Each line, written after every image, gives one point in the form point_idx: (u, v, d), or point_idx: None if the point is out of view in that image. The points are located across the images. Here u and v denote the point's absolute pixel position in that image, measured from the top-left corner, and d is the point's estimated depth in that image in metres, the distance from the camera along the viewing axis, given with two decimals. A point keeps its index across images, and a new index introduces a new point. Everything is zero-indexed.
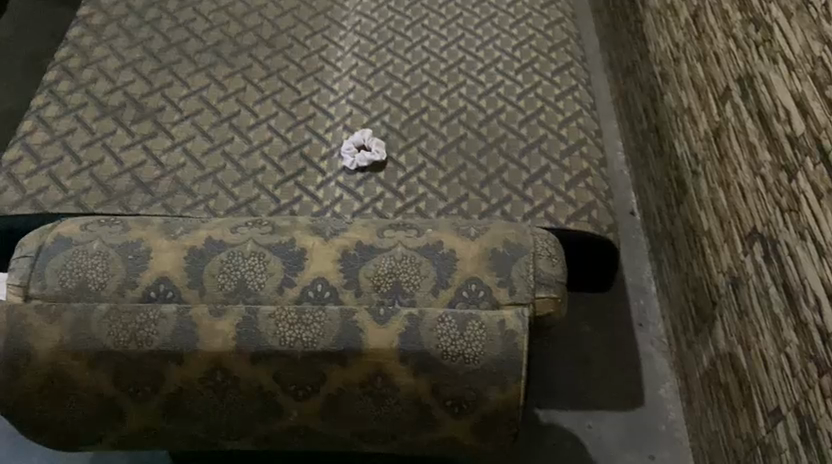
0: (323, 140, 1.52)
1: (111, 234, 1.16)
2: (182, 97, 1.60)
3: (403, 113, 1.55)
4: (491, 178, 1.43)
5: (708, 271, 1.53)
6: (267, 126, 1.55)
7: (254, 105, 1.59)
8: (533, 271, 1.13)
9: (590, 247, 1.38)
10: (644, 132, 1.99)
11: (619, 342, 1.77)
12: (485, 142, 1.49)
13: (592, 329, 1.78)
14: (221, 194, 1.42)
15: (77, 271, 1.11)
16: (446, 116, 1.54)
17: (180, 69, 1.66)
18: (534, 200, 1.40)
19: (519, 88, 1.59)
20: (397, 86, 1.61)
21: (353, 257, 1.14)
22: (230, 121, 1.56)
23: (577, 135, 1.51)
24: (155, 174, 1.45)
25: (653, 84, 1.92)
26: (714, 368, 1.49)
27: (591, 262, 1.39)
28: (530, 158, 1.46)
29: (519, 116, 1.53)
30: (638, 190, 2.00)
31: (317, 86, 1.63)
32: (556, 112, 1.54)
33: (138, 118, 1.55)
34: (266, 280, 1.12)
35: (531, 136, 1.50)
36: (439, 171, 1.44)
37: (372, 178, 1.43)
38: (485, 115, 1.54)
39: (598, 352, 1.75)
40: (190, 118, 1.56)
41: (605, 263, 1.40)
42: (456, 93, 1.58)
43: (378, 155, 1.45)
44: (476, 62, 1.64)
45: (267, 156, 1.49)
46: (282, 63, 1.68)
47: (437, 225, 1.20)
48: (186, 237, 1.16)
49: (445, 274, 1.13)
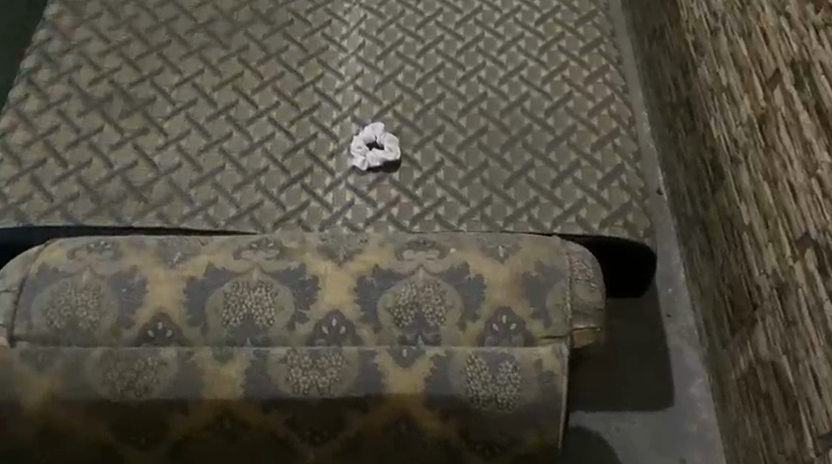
0: (331, 134, 1.38)
1: (101, 263, 1.05)
2: (174, 86, 1.46)
3: (417, 102, 1.41)
4: (517, 176, 1.31)
5: (748, 269, 1.43)
6: (268, 119, 1.41)
7: (254, 94, 1.45)
8: (571, 299, 1.02)
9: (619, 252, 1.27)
10: (673, 105, 1.85)
11: (650, 335, 1.67)
12: (509, 135, 1.36)
13: (621, 321, 1.69)
14: (221, 198, 1.30)
15: (67, 308, 1.01)
16: (465, 105, 1.40)
17: (171, 52, 1.51)
18: (564, 202, 1.28)
19: (545, 71, 1.44)
20: (410, 70, 1.46)
21: (370, 285, 1.04)
22: (229, 112, 1.42)
23: (609, 123, 1.37)
24: (150, 176, 1.33)
25: (684, 56, 1.77)
26: (753, 375, 1.41)
27: (616, 266, 1.29)
28: (558, 153, 1.33)
29: (545, 103, 1.40)
30: (666, 167, 1.88)
31: (322, 70, 1.48)
32: (587, 98, 1.40)
33: (127, 110, 1.42)
34: (274, 315, 1.01)
35: (559, 127, 1.36)
36: (459, 170, 1.31)
37: (386, 180, 1.31)
38: (509, 102, 1.40)
39: (627, 346, 1.66)
40: (184, 110, 1.43)
41: (633, 273, 1.30)
42: (475, 77, 1.44)
43: (391, 154, 1.32)
44: (496, 40, 1.49)
45: (270, 153, 1.36)
46: (282, 43, 1.53)
47: (460, 244, 1.09)
48: (183, 266, 1.05)
49: (473, 304, 1.02)
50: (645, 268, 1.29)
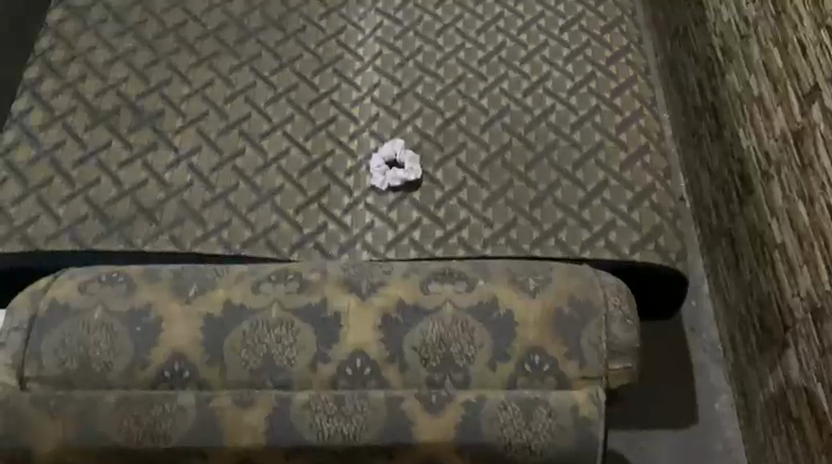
0: (348, 150, 1.33)
1: (113, 298, 1.01)
2: (183, 97, 1.40)
3: (438, 116, 1.35)
4: (543, 197, 1.25)
5: (779, 289, 1.38)
6: (282, 134, 1.36)
7: (267, 106, 1.39)
8: (606, 338, 0.98)
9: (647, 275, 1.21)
10: (696, 110, 1.79)
11: (673, 350, 1.63)
12: (534, 151, 1.30)
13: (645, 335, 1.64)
14: (235, 220, 1.25)
15: (78, 348, 0.96)
16: (488, 119, 1.34)
17: (180, 61, 1.45)
18: (593, 225, 1.23)
19: (571, 82, 1.38)
20: (429, 81, 1.40)
21: (395, 322, 0.99)
22: (241, 126, 1.37)
23: (638, 139, 1.32)
24: (160, 196, 1.28)
25: (710, 60, 1.70)
26: (783, 398, 1.37)
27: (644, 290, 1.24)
28: (586, 171, 1.28)
29: (571, 118, 1.34)
30: (687, 173, 1.82)
31: (338, 81, 1.42)
32: (615, 112, 1.35)
33: (135, 125, 1.36)
34: (296, 355, 0.97)
35: (586, 143, 1.31)
36: (482, 189, 1.26)
37: (407, 200, 1.25)
38: (533, 116, 1.34)
39: (651, 361, 1.62)
40: (194, 124, 1.37)
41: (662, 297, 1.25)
42: (497, 89, 1.38)
43: (412, 173, 1.26)
44: (519, 48, 1.43)
45: (285, 171, 1.31)
46: (295, 51, 1.47)
47: (488, 276, 1.05)
48: (199, 302, 1.00)
49: (503, 343, 0.98)
50: (675, 292, 1.24)
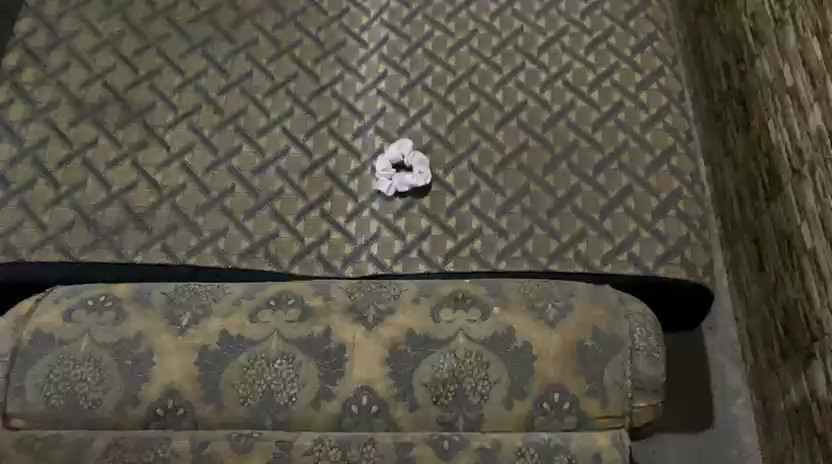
0: (352, 150, 1.24)
1: (102, 328, 0.93)
2: (175, 89, 1.31)
3: (449, 112, 1.26)
4: (561, 204, 1.17)
5: (808, 297, 1.31)
6: (281, 131, 1.26)
7: (265, 99, 1.30)
8: (630, 375, 0.92)
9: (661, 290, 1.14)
10: (720, 94, 1.68)
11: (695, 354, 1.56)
12: (552, 153, 1.21)
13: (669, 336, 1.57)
14: (232, 228, 1.17)
15: (65, 383, 0.90)
16: (502, 116, 1.25)
17: (171, 48, 1.35)
18: (614, 236, 1.15)
19: (592, 75, 1.28)
20: (440, 71, 1.30)
21: (404, 355, 0.92)
22: (238, 121, 1.27)
23: (664, 139, 1.22)
24: (151, 200, 1.20)
25: (737, 42, 1.60)
26: (807, 410, 1.31)
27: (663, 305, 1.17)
28: (608, 176, 1.19)
29: (592, 115, 1.24)
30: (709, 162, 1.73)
31: (341, 70, 1.32)
32: (639, 108, 1.25)
33: (124, 120, 1.27)
34: (297, 391, 0.90)
35: (608, 144, 1.22)
36: (496, 195, 1.18)
37: (416, 207, 1.17)
38: (551, 113, 1.25)
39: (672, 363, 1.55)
40: (187, 118, 1.28)
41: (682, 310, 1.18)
42: (513, 82, 1.28)
43: (421, 179, 1.17)
44: (537, 35, 1.32)
45: (285, 173, 1.22)
46: (294, 36, 1.36)
47: (504, 302, 0.97)
48: (194, 332, 0.93)
49: (521, 380, 0.91)
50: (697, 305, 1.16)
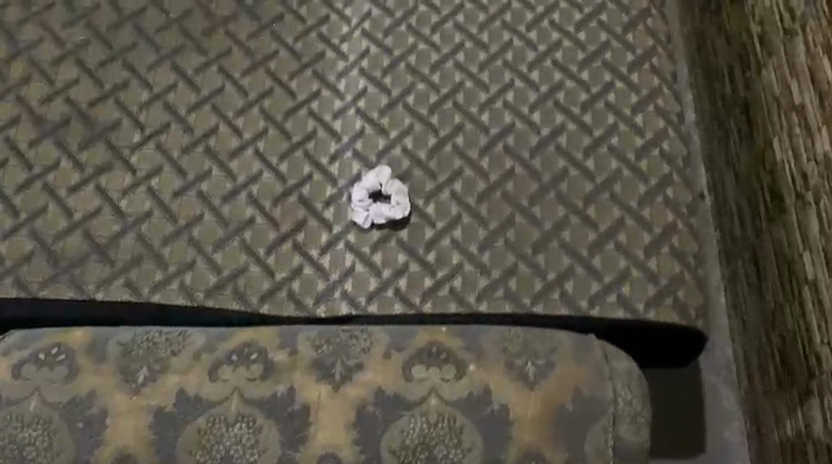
0: (328, 175, 1.17)
1: (52, 385, 0.89)
2: (142, 105, 1.23)
3: (431, 135, 1.18)
4: (548, 238, 1.10)
5: (808, 331, 1.24)
6: (254, 152, 1.19)
7: (238, 117, 1.22)
8: (613, 443, 0.87)
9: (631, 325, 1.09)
10: (723, 99, 1.58)
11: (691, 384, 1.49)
12: (540, 181, 1.14)
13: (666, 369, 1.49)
14: (199, 261, 1.11)
15: (13, 446, 0.86)
16: (488, 139, 1.17)
17: (139, 58, 1.27)
18: (603, 274, 1.08)
19: (585, 94, 1.20)
20: (423, 89, 1.22)
21: (373, 417, 0.87)
22: (208, 141, 1.20)
23: (660, 167, 1.15)
24: (115, 229, 1.13)
25: (743, 47, 1.49)
26: (802, 446, 1.26)
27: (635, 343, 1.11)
28: (598, 208, 1.12)
29: (584, 139, 1.17)
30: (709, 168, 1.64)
31: (318, 85, 1.24)
32: (635, 132, 1.17)
33: (87, 140, 1.20)
34: (257, 458, 0.85)
35: (600, 172, 1.14)
36: (479, 228, 1.11)
37: (393, 240, 1.11)
38: (540, 137, 1.17)
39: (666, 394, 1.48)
40: (155, 138, 1.20)
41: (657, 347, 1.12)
42: (501, 102, 1.20)
43: (399, 210, 1.11)
44: (527, 49, 1.24)
45: (257, 199, 1.15)
46: (270, 46, 1.28)
47: (482, 358, 0.91)
48: (148, 391, 0.88)
49: (496, 447, 0.86)
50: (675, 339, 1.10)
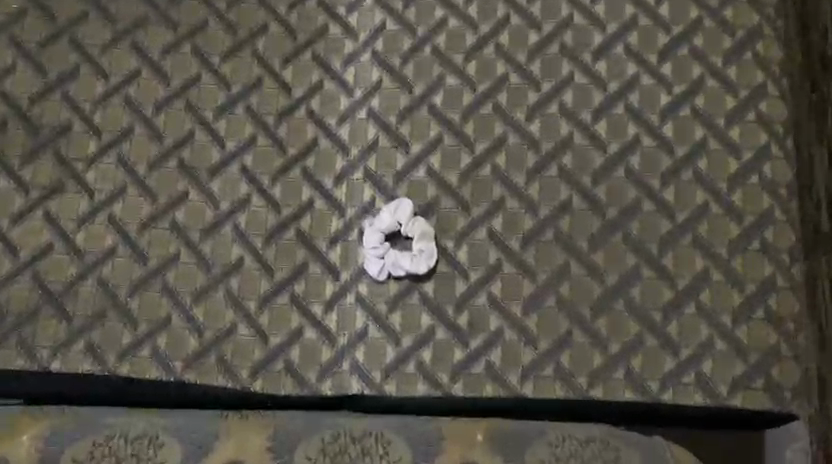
0: (334, 202, 0.93)
1: None
2: (97, 102, 0.97)
3: (464, 152, 0.92)
4: (612, 295, 0.88)
5: None
6: (240, 169, 0.94)
7: (218, 119, 0.96)
8: None
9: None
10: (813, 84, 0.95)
11: None
12: (604, 218, 0.90)
13: None
14: (176, 318, 0.90)
15: None
16: (537, 159, 0.91)
17: (90, 35, 0.99)
18: (680, 348, 0.86)
19: (666, 97, 0.92)
20: (454, 85, 0.94)
21: None
22: (181, 153, 0.95)
23: (758, 202, 0.90)
24: (69, 274, 0.91)
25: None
26: None
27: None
28: (677, 258, 0.88)
29: (662, 161, 0.91)
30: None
31: (319, 75, 0.96)
32: (727, 152, 0.91)
33: (32, 151, 0.95)
34: None
35: (681, 207, 0.90)
36: (523, 281, 0.88)
37: (415, 295, 0.89)
38: (606, 156, 0.91)
39: None
40: (115, 148, 0.95)
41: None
42: (555, 104, 0.93)
43: (425, 262, 0.88)
44: (592, 31, 0.95)
45: (244, 235, 0.92)
46: (256, 17, 0.99)
47: None
48: None
49: None
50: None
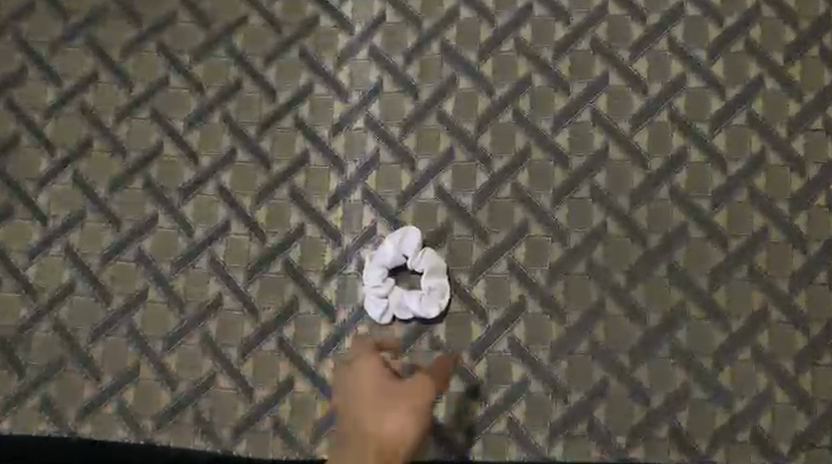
0: (328, 229, 0.79)
1: None
2: (49, 111, 0.83)
3: (481, 169, 0.79)
4: (654, 339, 0.75)
5: None
6: (217, 190, 0.80)
7: (190, 130, 0.82)
8: None
9: (397, 435, 0.63)
10: None
11: None
12: (645, 247, 0.76)
13: None
14: (146, 368, 0.77)
15: None
16: (566, 176, 0.78)
17: (39, 30, 0.84)
18: (734, 400, 0.74)
19: (718, 102, 0.78)
20: (467, 88, 0.80)
21: None
22: (148, 171, 0.81)
23: (826, 226, 0.76)
24: (20, 317, 0.78)
25: None
26: None
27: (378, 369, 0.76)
28: (730, 294, 0.76)
29: (713, 178, 0.77)
30: None
31: (308, 77, 0.82)
32: (790, 167, 0.77)
33: None
34: None
35: (735, 233, 0.76)
36: (551, 322, 0.76)
37: (425, 340, 0.76)
38: (647, 173, 0.78)
39: None
40: (70, 166, 0.81)
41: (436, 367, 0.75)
42: (587, 111, 0.79)
43: (437, 304, 0.75)
44: (631, 23, 0.80)
45: (224, 269, 0.79)
46: (234, 8, 0.84)
47: None
48: None
49: None
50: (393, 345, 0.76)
